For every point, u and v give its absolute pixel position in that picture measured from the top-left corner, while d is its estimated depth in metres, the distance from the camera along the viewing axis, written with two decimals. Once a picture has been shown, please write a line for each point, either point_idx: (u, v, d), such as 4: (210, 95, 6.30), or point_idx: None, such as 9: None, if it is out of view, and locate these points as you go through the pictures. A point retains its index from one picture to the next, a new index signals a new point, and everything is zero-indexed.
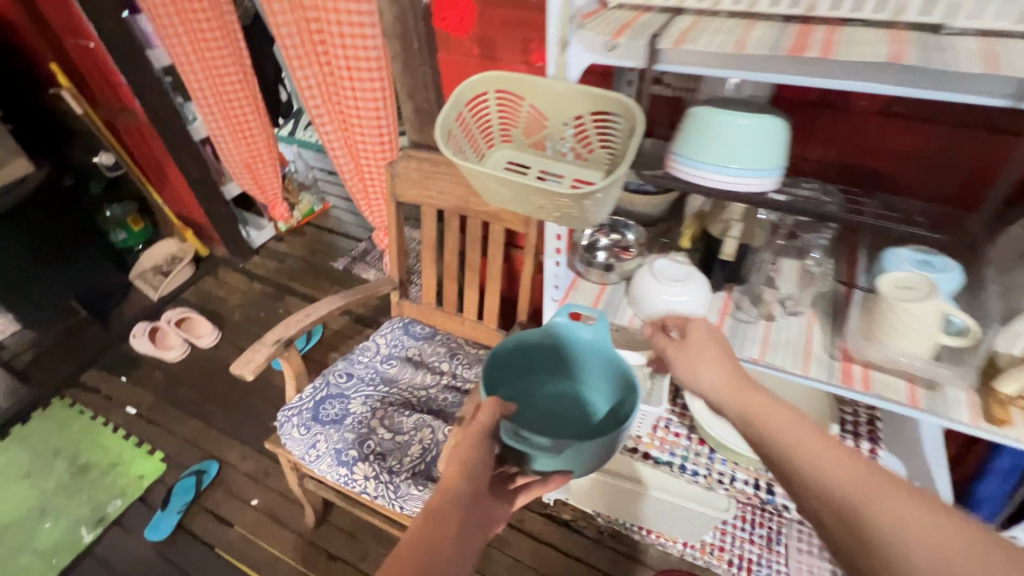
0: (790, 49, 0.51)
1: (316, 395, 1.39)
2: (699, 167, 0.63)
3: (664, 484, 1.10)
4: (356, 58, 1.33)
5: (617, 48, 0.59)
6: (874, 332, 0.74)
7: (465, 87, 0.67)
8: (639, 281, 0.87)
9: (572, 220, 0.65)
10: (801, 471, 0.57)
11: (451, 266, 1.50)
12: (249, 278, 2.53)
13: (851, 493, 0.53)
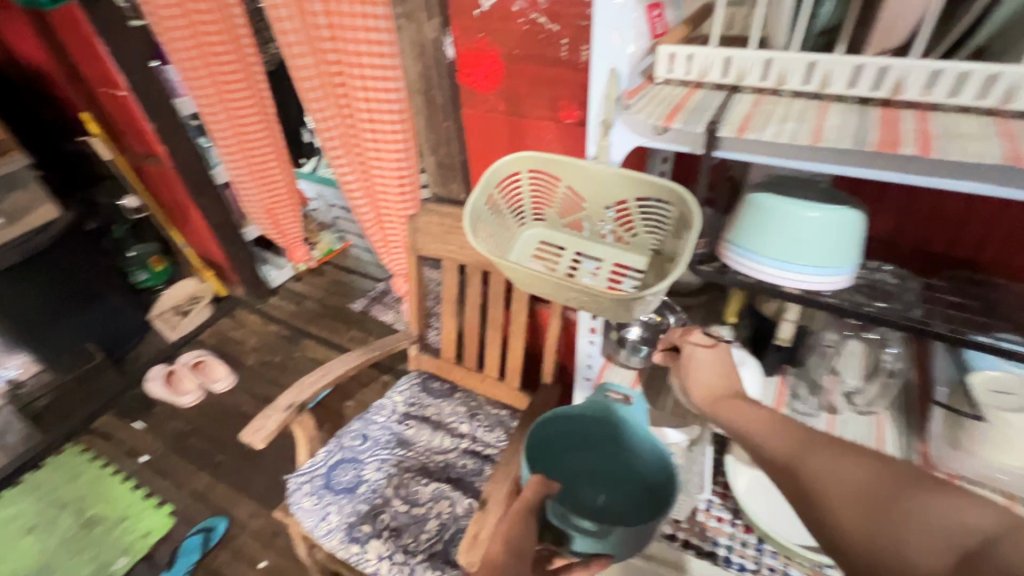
0: (882, 145, 0.44)
1: (328, 460, 1.32)
2: (756, 260, 0.56)
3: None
4: (378, 112, 1.30)
5: (667, 132, 0.55)
6: (961, 439, 0.63)
7: (494, 169, 0.62)
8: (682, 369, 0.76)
9: (613, 317, 0.57)
10: (753, 437, 0.58)
11: (472, 322, 1.43)
12: (267, 319, 2.50)
13: (791, 445, 0.55)
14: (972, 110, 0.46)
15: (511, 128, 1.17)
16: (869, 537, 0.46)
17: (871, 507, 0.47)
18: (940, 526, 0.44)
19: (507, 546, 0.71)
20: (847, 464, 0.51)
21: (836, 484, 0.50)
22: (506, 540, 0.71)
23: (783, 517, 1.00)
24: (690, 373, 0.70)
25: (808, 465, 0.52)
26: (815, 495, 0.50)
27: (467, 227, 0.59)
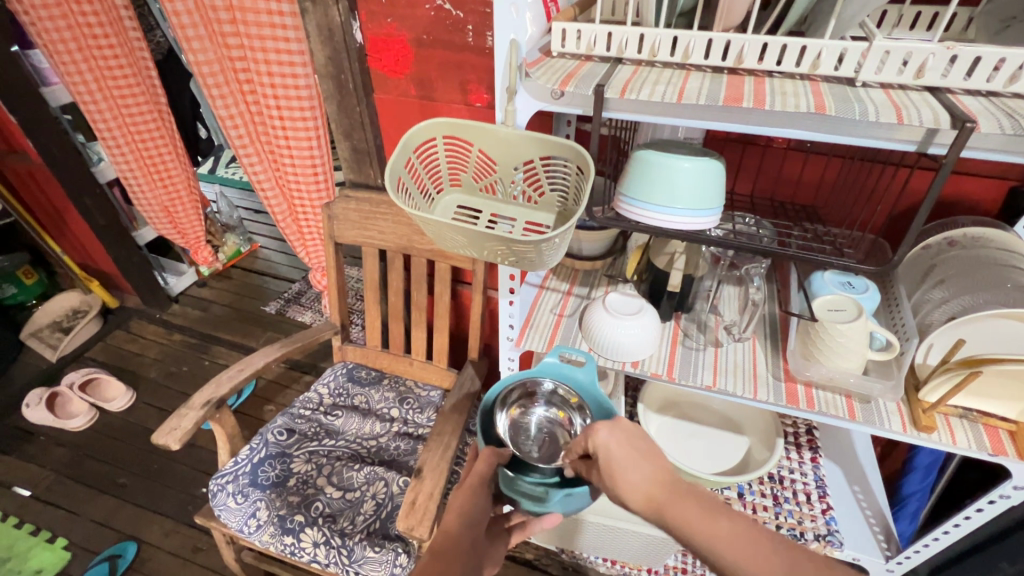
0: (728, 101, 0.54)
1: (252, 458, 1.28)
2: (643, 206, 0.66)
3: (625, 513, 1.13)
4: (287, 98, 1.28)
5: (562, 97, 0.61)
6: (812, 351, 0.78)
7: (411, 136, 0.66)
8: (595, 319, 0.86)
9: (527, 264, 0.64)
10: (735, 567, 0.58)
11: (397, 306, 1.45)
12: (168, 329, 2.31)
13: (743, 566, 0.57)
14: (794, 76, 0.59)
15: (423, 112, 1.21)
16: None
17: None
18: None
19: (460, 518, 0.76)
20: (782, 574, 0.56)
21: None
22: (461, 511, 0.77)
23: (688, 452, 1.14)
24: (636, 487, 0.65)
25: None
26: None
27: (389, 187, 0.63)
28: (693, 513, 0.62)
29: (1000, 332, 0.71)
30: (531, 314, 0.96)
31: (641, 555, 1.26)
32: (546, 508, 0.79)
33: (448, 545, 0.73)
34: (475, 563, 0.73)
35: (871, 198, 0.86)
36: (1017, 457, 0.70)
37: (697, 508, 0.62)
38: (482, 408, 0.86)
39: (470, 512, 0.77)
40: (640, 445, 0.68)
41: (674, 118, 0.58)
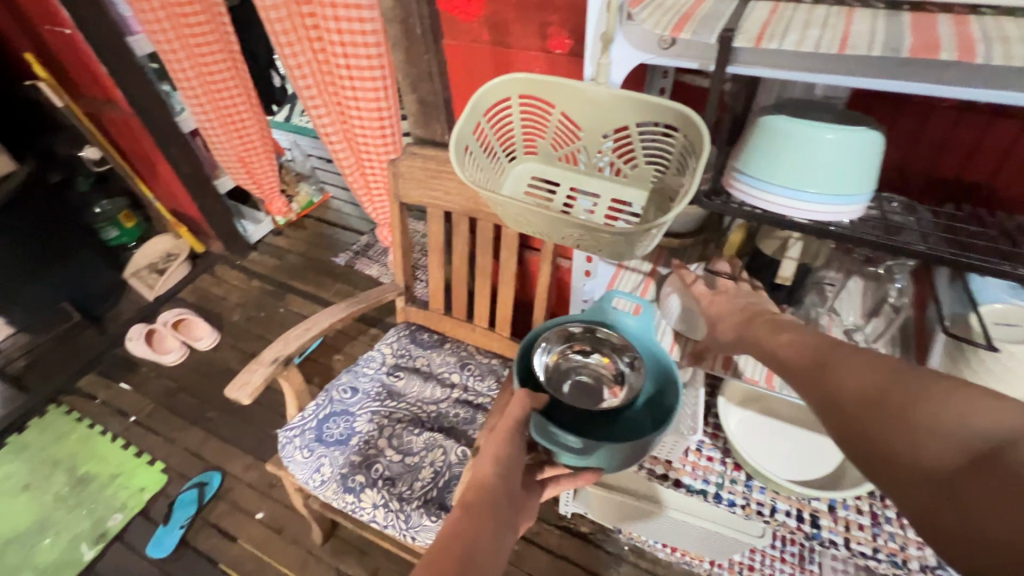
0: (915, 51, 0.39)
1: (318, 414, 1.31)
2: (762, 188, 0.52)
3: (694, 509, 1.04)
4: (353, 45, 1.20)
5: (674, 45, 0.48)
6: (960, 372, 0.63)
7: (480, 97, 0.56)
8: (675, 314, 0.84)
9: (614, 255, 0.54)
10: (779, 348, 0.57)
11: (460, 271, 1.39)
12: (248, 275, 2.43)
13: (833, 376, 0.51)
14: (1013, 14, 0.42)
15: (496, 60, 1.09)
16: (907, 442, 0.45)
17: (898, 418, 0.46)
18: (948, 425, 0.44)
19: (497, 467, 0.70)
20: (874, 375, 0.49)
21: (885, 397, 0.48)
22: (496, 460, 0.70)
23: (775, 455, 1.02)
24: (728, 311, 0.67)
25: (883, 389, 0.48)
26: (884, 414, 0.47)
27: (455, 159, 0.53)
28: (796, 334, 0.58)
29: None
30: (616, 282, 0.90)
31: (707, 547, 1.21)
32: (586, 459, 0.76)
33: (485, 494, 0.67)
34: (510, 516, 0.68)
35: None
36: None
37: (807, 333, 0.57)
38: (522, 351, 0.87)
39: (507, 459, 0.71)
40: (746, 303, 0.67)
41: (828, 75, 0.44)
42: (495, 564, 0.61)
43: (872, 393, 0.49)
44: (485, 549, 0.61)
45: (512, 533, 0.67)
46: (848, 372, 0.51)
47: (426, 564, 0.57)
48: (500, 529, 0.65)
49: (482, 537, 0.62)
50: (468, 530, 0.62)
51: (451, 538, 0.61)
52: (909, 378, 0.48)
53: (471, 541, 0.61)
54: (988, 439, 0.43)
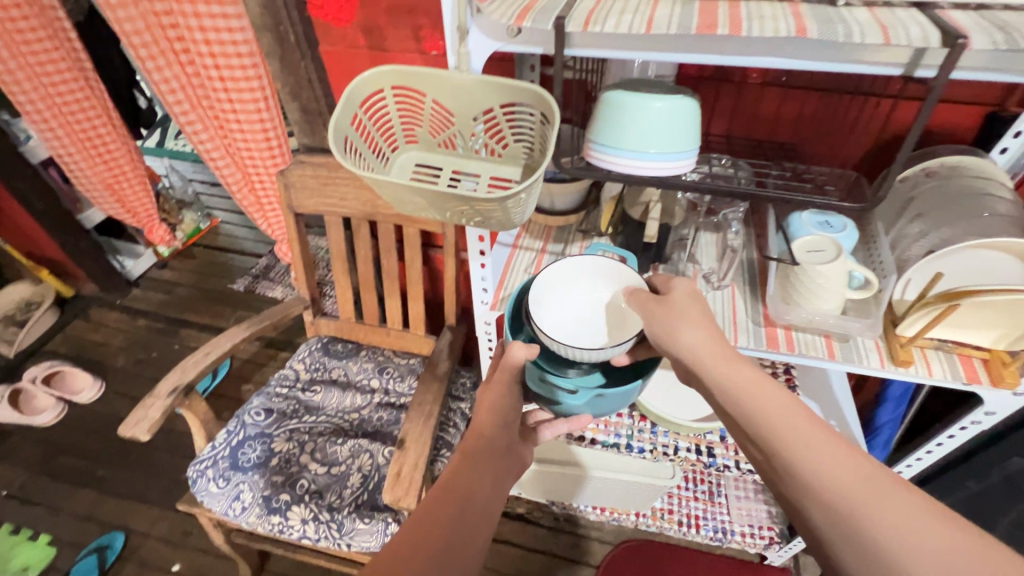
0: (703, 28, 0.48)
1: (230, 441, 1.25)
2: (609, 152, 0.61)
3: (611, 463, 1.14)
4: (224, 55, 1.16)
5: (519, 34, 0.55)
6: (791, 294, 0.76)
7: (353, 88, 0.59)
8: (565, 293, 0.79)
9: (495, 223, 0.60)
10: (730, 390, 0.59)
11: (367, 275, 1.39)
12: (131, 315, 2.21)
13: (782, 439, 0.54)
14: None
15: (375, 64, 1.12)
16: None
17: (865, 549, 0.46)
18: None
19: (495, 418, 0.72)
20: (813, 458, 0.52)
21: (857, 526, 0.47)
22: (495, 410, 0.72)
23: (674, 402, 1.15)
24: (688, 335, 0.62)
25: (854, 511, 0.48)
26: (849, 535, 0.48)
27: (334, 146, 0.56)
28: (766, 394, 0.57)
29: (978, 261, 0.70)
30: (509, 260, 0.95)
31: (628, 499, 1.31)
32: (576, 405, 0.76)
33: (482, 445, 0.69)
34: (511, 464, 0.70)
35: (846, 131, 0.83)
36: (986, 383, 0.72)
37: (779, 402, 0.56)
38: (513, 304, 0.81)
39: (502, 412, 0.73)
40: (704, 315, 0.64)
41: (643, 52, 0.53)
42: (492, 506, 0.63)
43: (840, 507, 0.49)
44: (483, 493, 0.63)
45: (512, 480, 0.70)
46: (819, 471, 0.51)
47: (422, 512, 0.60)
48: (498, 477, 0.67)
49: (479, 483, 0.64)
50: (467, 475, 0.65)
51: (450, 487, 0.63)
52: (885, 502, 0.48)
53: (468, 487, 0.63)
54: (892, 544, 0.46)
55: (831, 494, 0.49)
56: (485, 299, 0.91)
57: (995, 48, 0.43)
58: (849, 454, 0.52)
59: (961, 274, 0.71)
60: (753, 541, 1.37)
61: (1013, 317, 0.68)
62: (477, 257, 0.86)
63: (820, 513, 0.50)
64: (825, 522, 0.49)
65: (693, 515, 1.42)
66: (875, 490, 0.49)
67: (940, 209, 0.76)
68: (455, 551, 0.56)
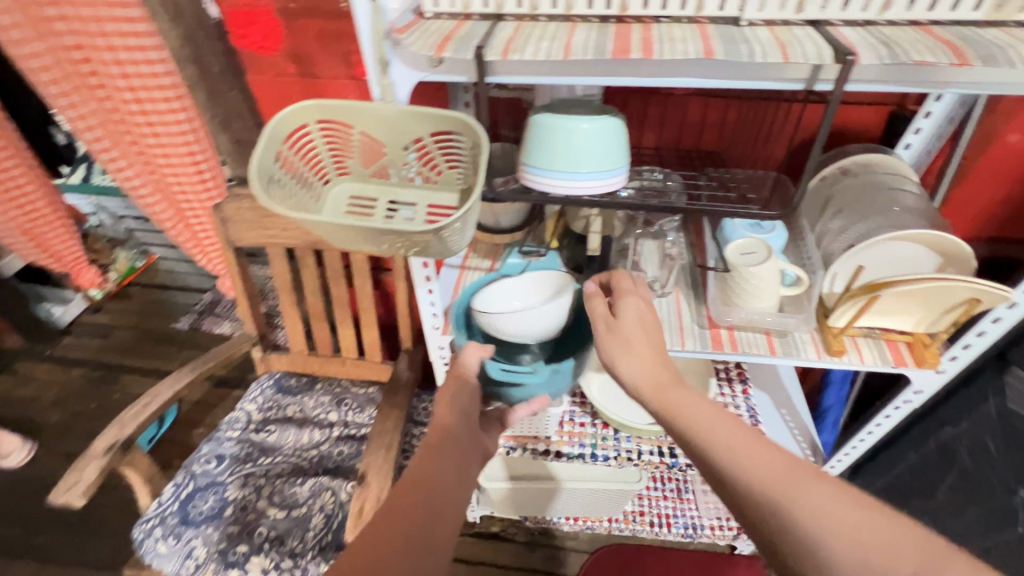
0: (618, 52, 0.50)
1: (179, 495, 1.18)
2: (541, 174, 0.62)
3: (577, 474, 1.19)
4: (144, 88, 1.07)
5: (442, 63, 0.56)
6: (731, 296, 0.80)
7: (273, 125, 0.58)
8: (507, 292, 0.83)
9: (433, 253, 0.60)
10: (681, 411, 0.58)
11: (317, 305, 1.35)
12: (64, 365, 2.06)
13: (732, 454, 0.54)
14: (681, 20, 0.55)
15: (308, 92, 1.09)
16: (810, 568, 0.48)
17: (794, 537, 0.49)
18: (850, 564, 0.46)
19: (452, 409, 0.71)
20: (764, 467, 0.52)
21: (786, 518, 0.49)
22: (452, 403, 0.72)
23: (633, 406, 1.17)
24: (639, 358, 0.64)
25: (781, 504, 0.50)
26: (779, 524, 0.50)
27: (255, 186, 0.54)
28: (691, 404, 0.59)
29: (892, 252, 0.75)
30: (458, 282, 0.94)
31: (601, 506, 1.32)
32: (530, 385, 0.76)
33: (446, 437, 0.67)
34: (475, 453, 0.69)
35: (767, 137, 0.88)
36: (912, 364, 0.77)
37: (705, 411, 0.58)
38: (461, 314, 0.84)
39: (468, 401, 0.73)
40: (653, 338, 0.67)
41: (563, 77, 0.54)
42: (459, 495, 0.62)
43: (768, 502, 0.51)
44: (448, 482, 0.62)
45: (478, 468, 0.68)
46: (746, 472, 0.52)
47: (390, 505, 0.58)
48: (463, 465, 0.65)
49: (444, 472, 0.63)
50: (434, 466, 0.63)
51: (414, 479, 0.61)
52: (810, 491, 0.50)
53: (435, 477, 0.62)
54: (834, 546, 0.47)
55: (759, 492, 0.51)
56: (435, 324, 0.91)
57: (881, 63, 0.46)
58: (765, 446, 0.54)
59: (879, 264, 0.76)
60: (722, 534, 1.40)
61: (928, 303, 0.73)
62: (423, 285, 0.85)
63: (751, 510, 0.51)
64: (757, 518, 0.51)
65: (663, 514, 1.44)
66: (797, 481, 0.51)
67: (855, 203, 0.82)
68: (423, 548, 0.54)
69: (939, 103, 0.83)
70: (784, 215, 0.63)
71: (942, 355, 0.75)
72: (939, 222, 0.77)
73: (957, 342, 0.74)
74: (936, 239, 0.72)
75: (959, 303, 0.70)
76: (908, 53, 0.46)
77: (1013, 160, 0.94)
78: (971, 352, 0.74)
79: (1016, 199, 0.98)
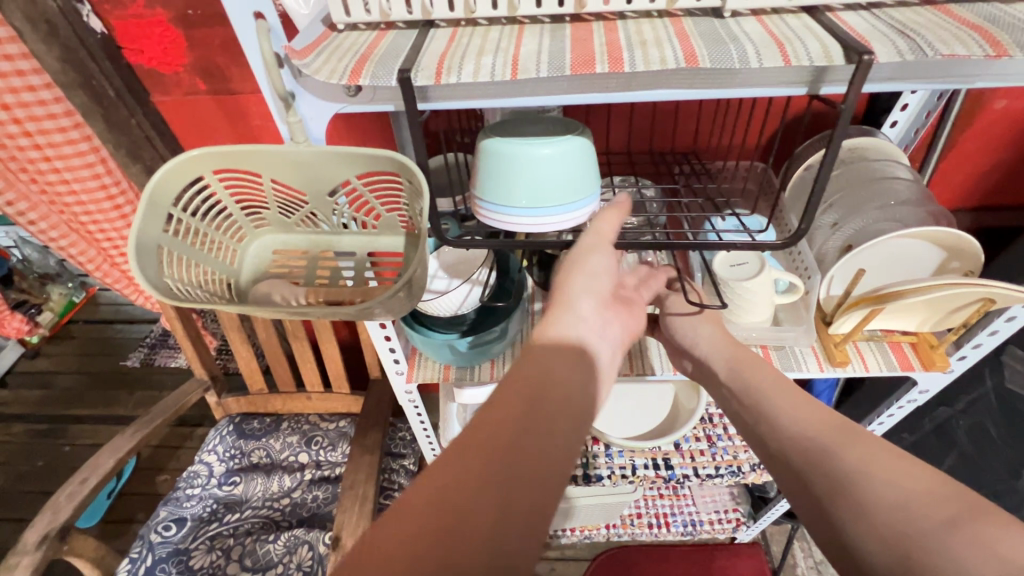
0: (581, 65, 0.40)
1: (137, 570, 1.07)
2: (499, 211, 0.51)
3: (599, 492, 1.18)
4: (33, 120, 0.90)
5: (361, 91, 0.46)
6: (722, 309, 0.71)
7: (159, 186, 0.46)
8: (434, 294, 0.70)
9: (376, 316, 0.50)
10: (748, 388, 0.59)
11: (271, 343, 1.22)
12: (5, 420, 1.88)
13: (789, 419, 0.54)
14: (651, 14, 0.45)
15: (227, 110, 0.95)
16: (852, 522, 0.44)
17: (830, 475, 0.47)
18: (881, 499, 0.43)
19: None
20: (814, 430, 0.51)
21: (832, 464, 0.48)
22: None
23: (619, 419, 1.07)
24: (704, 334, 0.65)
25: (829, 451, 0.49)
26: (830, 480, 0.47)
27: (139, 268, 0.43)
28: (765, 375, 0.59)
29: (894, 251, 0.68)
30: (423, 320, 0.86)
31: (598, 517, 1.26)
32: (503, 337, 0.72)
33: None
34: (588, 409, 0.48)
35: (760, 127, 0.79)
36: (920, 367, 0.71)
37: (774, 377, 0.59)
38: (420, 335, 0.71)
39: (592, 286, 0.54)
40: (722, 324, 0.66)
41: (513, 96, 0.43)
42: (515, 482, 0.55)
43: (815, 449, 0.50)
44: (538, 451, 0.43)
45: None
46: (795, 421, 0.53)
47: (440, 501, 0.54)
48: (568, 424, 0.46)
49: (525, 434, 0.44)
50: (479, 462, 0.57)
51: (473, 435, 0.44)
52: (852, 442, 0.48)
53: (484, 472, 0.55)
54: (894, 498, 0.43)
55: (806, 440, 0.51)
56: (400, 370, 0.80)
57: (902, 58, 0.38)
58: (818, 411, 0.53)
59: (880, 263, 0.70)
60: (721, 527, 1.36)
61: (935, 305, 0.66)
62: (379, 334, 0.74)
63: (794, 451, 0.51)
64: (801, 465, 0.50)
65: (661, 513, 1.40)
66: (842, 434, 0.50)
67: (845, 197, 0.74)
68: (467, 535, 0.38)
69: (915, 95, 0.75)
70: (790, 244, 0.51)
71: (949, 356, 0.69)
72: (940, 211, 0.70)
73: (968, 342, 0.69)
74: (939, 235, 0.65)
75: (969, 305, 0.64)
76: (933, 45, 0.37)
77: (998, 127, 0.87)
78: (981, 349, 0.68)
79: (1000, 167, 0.92)
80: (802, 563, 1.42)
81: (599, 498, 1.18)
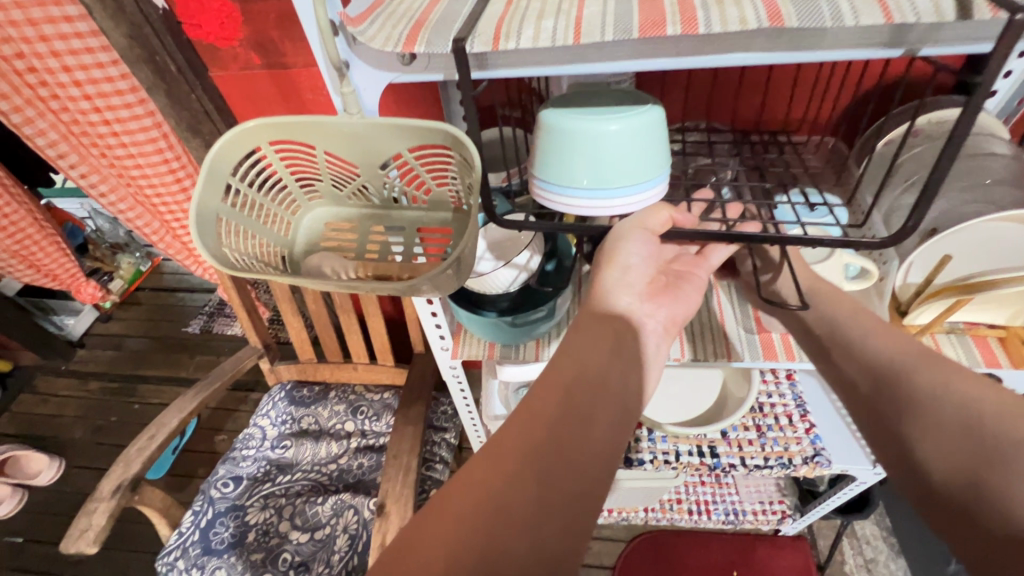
0: (651, 28, 0.37)
1: (198, 522, 1.15)
2: (561, 192, 0.49)
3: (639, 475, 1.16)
4: (101, 96, 0.94)
5: (415, 60, 0.44)
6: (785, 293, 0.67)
7: (218, 157, 0.47)
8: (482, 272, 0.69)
9: (424, 293, 0.49)
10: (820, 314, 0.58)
11: (320, 314, 1.25)
12: (83, 378, 2.05)
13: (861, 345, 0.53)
14: None
15: (280, 84, 0.96)
16: (917, 433, 0.44)
17: (901, 395, 0.47)
18: (954, 414, 0.43)
19: None
20: (893, 352, 0.50)
21: (906, 387, 0.47)
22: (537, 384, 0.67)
23: (663, 404, 1.05)
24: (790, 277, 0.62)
25: (903, 376, 0.48)
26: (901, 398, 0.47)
27: (200, 238, 0.44)
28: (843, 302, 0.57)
29: (994, 234, 0.62)
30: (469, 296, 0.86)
31: (636, 500, 1.25)
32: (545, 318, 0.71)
33: None
34: (625, 403, 0.47)
35: (851, 93, 0.72)
36: (1009, 364, 0.65)
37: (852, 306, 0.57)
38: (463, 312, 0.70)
39: (626, 280, 0.54)
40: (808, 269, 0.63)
41: (572, 64, 0.41)
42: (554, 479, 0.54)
43: (892, 371, 0.49)
44: (579, 441, 0.43)
45: None
46: (873, 346, 0.52)
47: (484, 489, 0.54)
48: (605, 418, 0.45)
49: (562, 431, 0.43)
50: None
51: (511, 429, 0.43)
52: (930, 368, 0.47)
53: None
54: (971, 414, 0.42)
55: (884, 364, 0.50)
56: (445, 346, 0.81)
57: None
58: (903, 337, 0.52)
59: (974, 247, 0.63)
60: (765, 518, 1.33)
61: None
62: (426, 310, 0.75)
63: (864, 376, 0.51)
64: (872, 390, 0.50)
65: (702, 501, 1.37)
66: (920, 359, 0.48)
67: None
68: (511, 527, 0.38)
69: None
70: (892, 245, 0.47)
71: None
72: None
73: None
74: None
75: None
76: None
77: None
78: None
79: None
80: (851, 560, 1.36)
81: (639, 481, 1.16)
